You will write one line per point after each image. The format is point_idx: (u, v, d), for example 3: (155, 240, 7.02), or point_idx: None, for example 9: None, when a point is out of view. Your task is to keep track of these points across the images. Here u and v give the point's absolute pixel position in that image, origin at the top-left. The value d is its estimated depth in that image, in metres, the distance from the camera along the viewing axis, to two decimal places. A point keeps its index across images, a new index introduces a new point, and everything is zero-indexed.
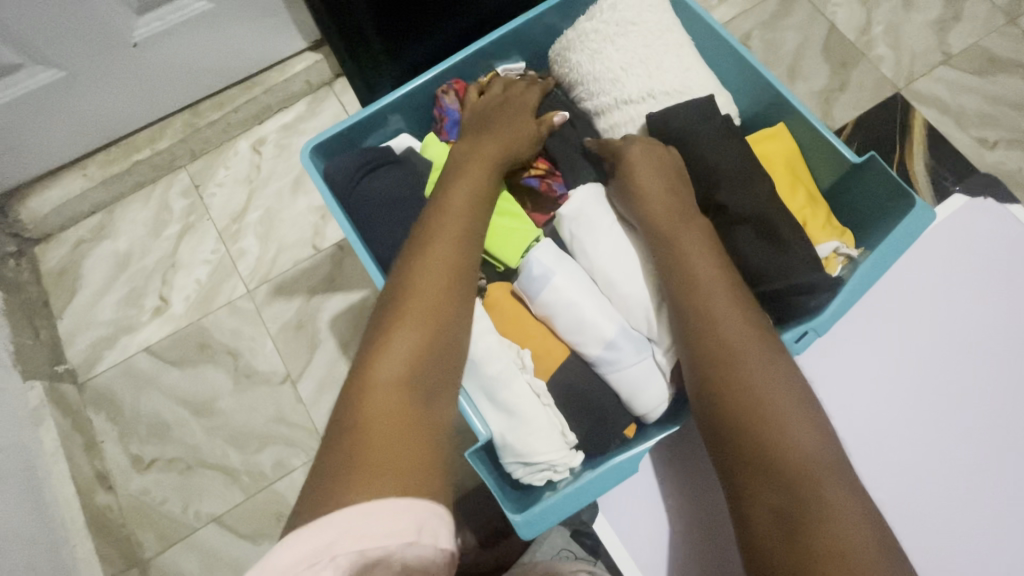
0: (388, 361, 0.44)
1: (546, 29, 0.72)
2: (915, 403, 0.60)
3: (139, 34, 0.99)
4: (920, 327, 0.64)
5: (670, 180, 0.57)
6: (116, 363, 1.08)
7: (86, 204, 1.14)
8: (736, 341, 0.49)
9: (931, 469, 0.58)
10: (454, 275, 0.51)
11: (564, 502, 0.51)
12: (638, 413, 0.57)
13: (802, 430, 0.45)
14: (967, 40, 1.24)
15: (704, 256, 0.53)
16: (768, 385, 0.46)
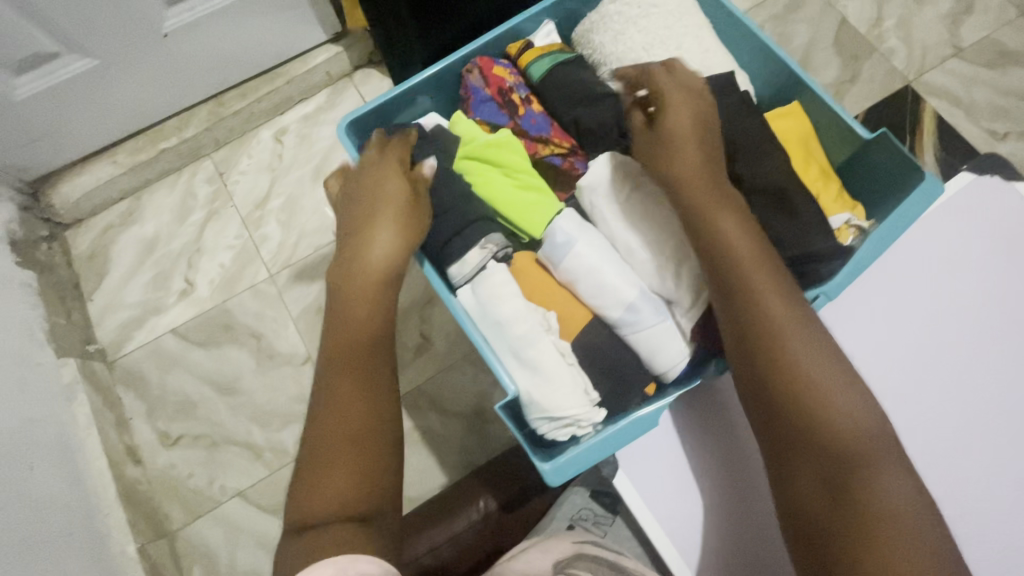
0: (324, 490, 0.45)
1: (569, 13, 0.73)
2: (937, 377, 0.61)
3: (169, 25, 1.03)
4: (947, 298, 0.63)
5: (707, 148, 0.56)
6: (145, 343, 1.13)
7: (115, 190, 1.19)
8: (781, 317, 0.50)
9: (955, 443, 0.59)
10: (368, 380, 0.51)
11: (588, 453, 0.55)
12: (658, 369, 0.60)
13: (847, 400, 0.47)
14: (979, 33, 1.25)
15: (743, 230, 0.53)
16: (814, 360, 0.48)
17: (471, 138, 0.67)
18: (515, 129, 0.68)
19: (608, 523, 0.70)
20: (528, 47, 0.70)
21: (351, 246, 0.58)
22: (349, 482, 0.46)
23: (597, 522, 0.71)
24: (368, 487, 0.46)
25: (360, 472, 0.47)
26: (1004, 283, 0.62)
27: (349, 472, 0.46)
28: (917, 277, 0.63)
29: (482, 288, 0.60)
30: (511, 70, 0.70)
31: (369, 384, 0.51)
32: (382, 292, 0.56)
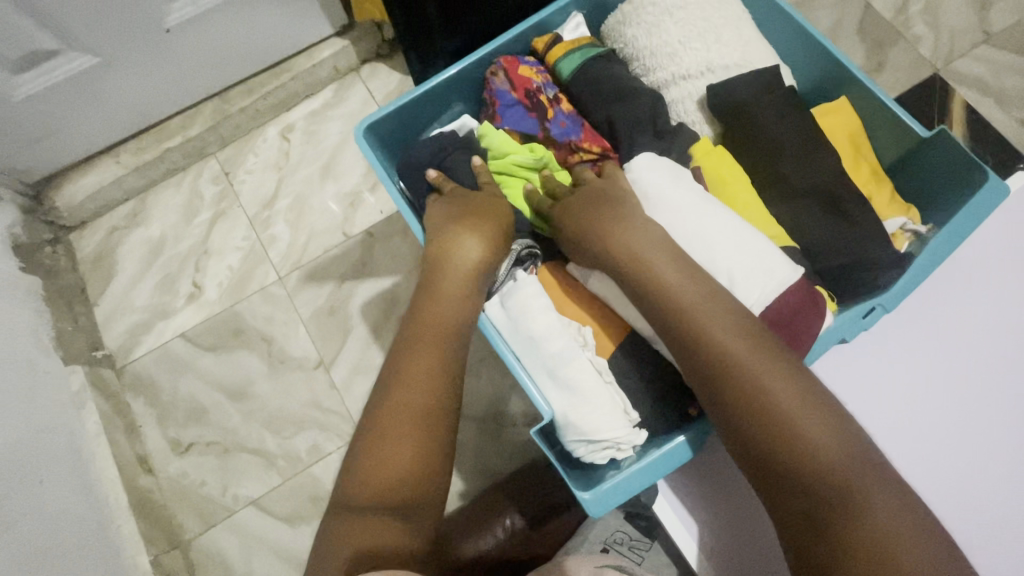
0: (382, 461, 0.48)
1: (597, 5, 0.69)
2: (991, 405, 0.55)
3: (172, 19, 0.99)
4: (998, 320, 0.57)
5: (619, 212, 0.55)
6: (154, 348, 1.10)
7: (119, 191, 1.16)
8: (735, 350, 0.47)
9: (1007, 481, 0.53)
10: (441, 369, 0.52)
11: (629, 480, 0.51)
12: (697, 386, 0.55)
13: (821, 429, 0.44)
14: (1010, 18, 1.20)
15: (680, 265, 0.51)
16: (778, 390, 0.46)
17: (503, 152, 0.63)
18: (545, 137, 0.64)
19: (646, 550, 0.63)
20: (556, 42, 0.66)
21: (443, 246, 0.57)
22: (405, 460, 0.48)
23: (633, 548, 0.63)
24: (421, 471, 0.49)
25: (417, 453, 0.49)
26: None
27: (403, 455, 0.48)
28: (960, 297, 0.59)
29: (512, 302, 0.57)
30: (538, 69, 0.65)
31: (443, 371, 0.52)
32: (470, 296, 0.56)
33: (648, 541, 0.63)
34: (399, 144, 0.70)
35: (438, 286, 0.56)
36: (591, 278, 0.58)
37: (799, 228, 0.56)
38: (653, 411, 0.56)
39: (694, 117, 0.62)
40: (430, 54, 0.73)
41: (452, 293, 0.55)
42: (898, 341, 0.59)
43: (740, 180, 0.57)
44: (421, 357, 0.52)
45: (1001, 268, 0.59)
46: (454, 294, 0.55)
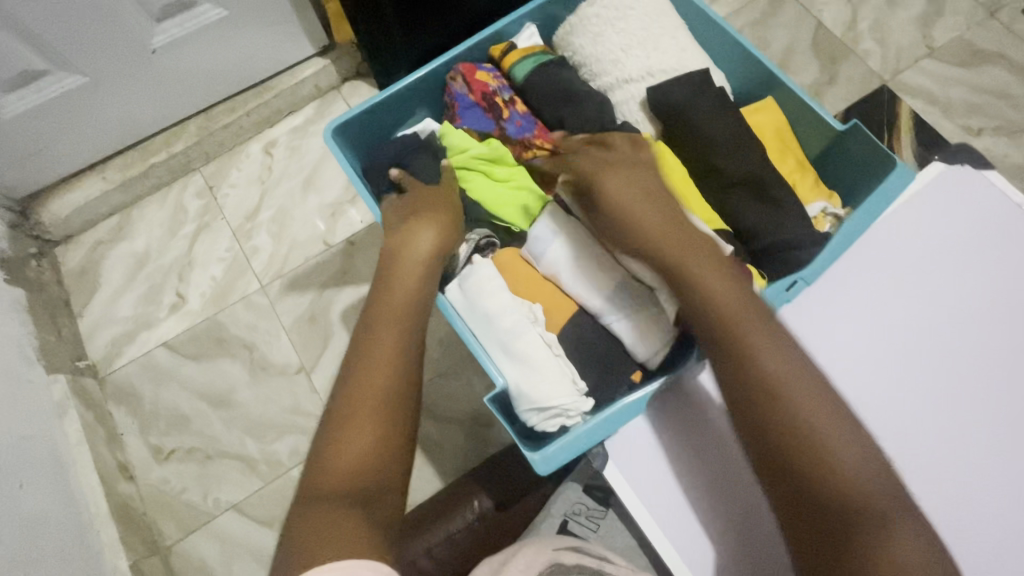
0: (343, 444, 0.47)
1: (550, 18, 0.75)
2: (928, 387, 0.57)
3: (158, 41, 1.04)
4: (923, 302, 0.59)
5: (653, 199, 0.56)
6: (137, 358, 1.12)
7: (105, 206, 1.19)
8: (750, 333, 0.48)
9: (953, 459, 0.55)
10: (403, 351, 0.53)
11: (576, 440, 0.54)
12: (640, 358, 0.60)
13: (828, 418, 0.45)
14: (950, 34, 1.29)
15: (705, 251, 0.52)
16: (787, 375, 0.46)
17: (462, 148, 0.66)
18: (501, 134, 0.69)
19: (601, 519, 0.68)
20: (512, 49, 0.70)
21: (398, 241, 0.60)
22: (369, 439, 0.47)
23: (590, 517, 0.68)
24: (384, 450, 0.47)
25: (380, 430, 0.48)
26: (980, 282, 0.59)
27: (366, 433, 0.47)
28: (886, 281, 0.61)
29: (469, 283, 0.61)
30: (494, 75, 0.70)
31: (400, 348, 0.53)
32: (424, 281, 0.58)
33: (603, 510, 0.68)
34: (363, 145, 0.73)
35: (393, 277, 0.58)
36: (541, 261, 0.62)
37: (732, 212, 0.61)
38: (601, 382, 0.60)
39: (638, 117, 0.67)
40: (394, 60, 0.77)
41: (407, 279, 0.58)
42: (834, 331, 0.60)
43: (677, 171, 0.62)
44: (380, 338, 0.53)
45: (923, 250, 0.61)
46: (406, 279, 0.58)
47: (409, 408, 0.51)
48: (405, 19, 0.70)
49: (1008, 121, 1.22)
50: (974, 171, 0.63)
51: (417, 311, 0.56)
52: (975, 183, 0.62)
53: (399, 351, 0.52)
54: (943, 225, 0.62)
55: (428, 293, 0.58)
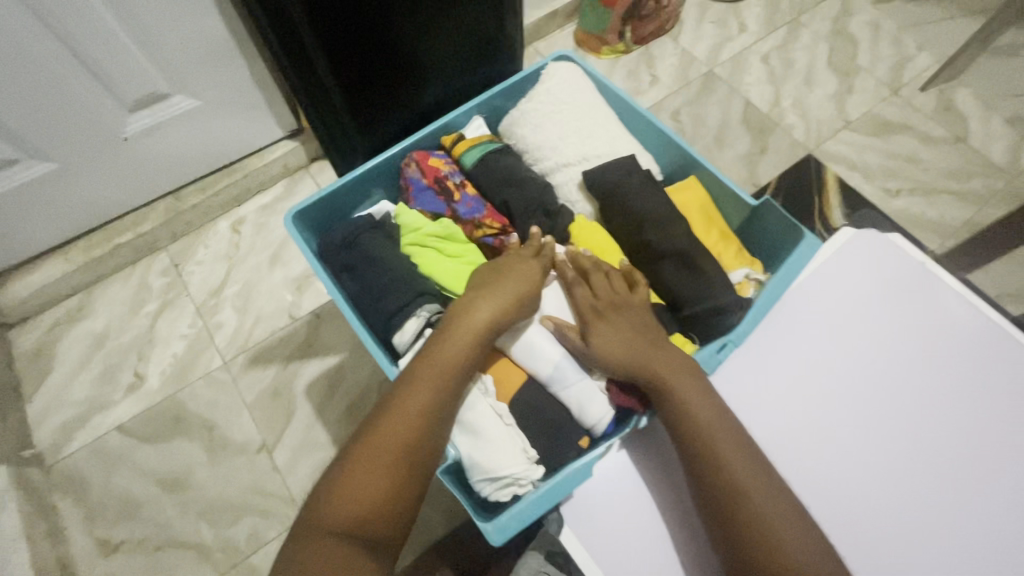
0: (351, 493, 0.50)
1: (495, 109, 0.83)
2: (849, 436, 0.61)
3: (130, 129, 1.08)
4: (842, 355, 0.65)
5: (638, 323, 0.62)
6: (87, 443, 1.08)
7: (65, 287, 1.18)
8: (709, 433, 0.54)
9: (873, 508, 0.59)
10: (433, 412, 0.54)
11: (527, 508, 0.55)
12: (588, 425, 0.62)
13: (775, 509, 0.51)
14: (862, 108, 1.45)
15: (674, 364, 0.58)
16: (743, 471, 0.53)
17: (416, 227, 0.68)
18: (453, 216, 0.72)
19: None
20: (460, 138, 0.77)
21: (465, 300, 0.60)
22: (378, 492, 0.50)
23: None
24: (387, 505, 0.50)
25: (391, 487, 0.51)
26: (890, 337, 0.65)
27: (378, 485, 0.50)
28: (807, 334, 0.66)
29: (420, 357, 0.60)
30: (446, 160, 0.76)
31: (431, 413, 0.54)
32: (477, 349, 0.58)
33: None
34: (320, 225, 0.75)
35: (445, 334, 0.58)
36: None
37: (661, 283, 0.68)
38: (549, 451, 0.61)
39: (576, 198, 0.74)
40: (348, 150, 0.82)
41: (459, 343, 0.57)
42: (763, 381, 0.64)
43: (611, 251, 0.69)
44: (413, 396, 0.54)
45: (838, 305, 0.67)
46: (460, 343, 0.57)
47: (425, 468, 0.53)
48: (359, 107, 0.75)
49: (920, 183, 1.36)
50: (876, 234, 0.70)
51: (460, 380, 0.56)
52: (881, 245, 0.69)
53: (428, 417, 0.54)
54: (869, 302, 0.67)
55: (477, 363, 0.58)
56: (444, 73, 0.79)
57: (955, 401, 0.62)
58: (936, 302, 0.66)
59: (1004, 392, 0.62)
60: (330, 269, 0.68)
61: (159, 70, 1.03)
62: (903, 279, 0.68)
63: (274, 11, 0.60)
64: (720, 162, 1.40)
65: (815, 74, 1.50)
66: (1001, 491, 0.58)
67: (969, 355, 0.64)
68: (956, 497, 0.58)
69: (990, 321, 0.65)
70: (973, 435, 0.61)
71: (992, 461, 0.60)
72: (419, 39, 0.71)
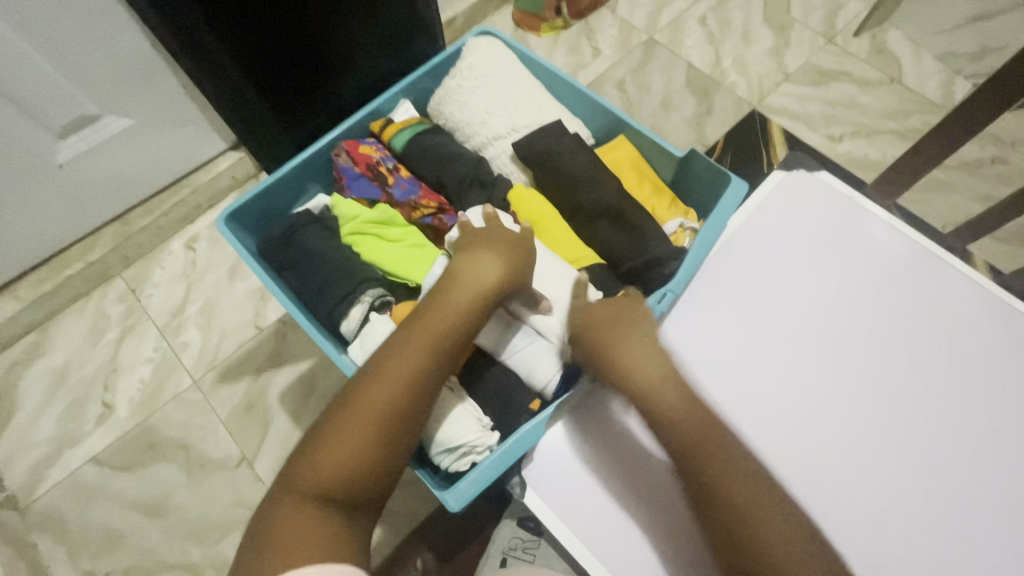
0: (325, 453, 0.49)
1: (423, 91, 0.83)
2: (804, 369, 0.65)
3: (63, 155, 1.05)
4: (790, 293, 0.69)
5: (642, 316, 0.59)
6: (62, 479, 1.06)
7: (19, 325, 1.15)
8: (654, 386, 0.53)
9: (838, 438, 0.62)
10: (415, 382, 0.52)
11: (488, 471, 0.57)
12: (538, 387, 0.64)
13: (731, 462, 0.49)
14: (800, 60, 1.48)
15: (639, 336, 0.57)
16: (687, 420, 0.51)
17: (353, 215, 0.68)
18: (389, 200, 0.73)
19: (536, 549, 0.70)
20: (387, 124, 0.77)
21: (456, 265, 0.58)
22: (352, 456, 0.49)
23: (525, 549, 0.70)
24: (362, 473, 0.49)
25: (366, 454, 0.49)
26: (832, 275, 0.69)
27: (352, 451, 0.49)
28: (755, 277, 0.70)
29: (369, 340, 0.60)
30: (377, 147, 0.76)
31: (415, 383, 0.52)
32: (467, 317, 0.55)
33: (537, 539, 0.71)
34: (254, 224, 0.75)
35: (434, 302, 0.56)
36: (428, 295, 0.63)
37: (600, 241, 0.70)
38: (502, 415, 0.65)
39: (511, 168, 0.76)
40: (277, 151, 0.80)
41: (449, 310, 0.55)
42: (717, 331, 0.68)
43: (553, 219, 0.70)
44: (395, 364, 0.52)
45: (782, 248, 0.70)
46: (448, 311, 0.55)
47: (405, 437, 0.51)
48: (279, 102, 0.73)
49: (861, 126, 1.39)
50: (807, 174, 0.74)
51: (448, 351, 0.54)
52: (813, 184, 0.73)
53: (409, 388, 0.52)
54: (808, 244, 0.71)
55: (465, 332, 0.55)
56: (365, 60, 0.78)
57: (896, 324, 0.66)
58: (868, 232, 0.71)
59: (936, 307, 0.67)
60: (272, 265, 0.67)
61: (84, 92, 1.00)
62: (832, 216, 0.72)
63: (166, 13, 0.57)
64: (667, 127, 1.42)
65: (752, 31, 1.53)
66: (948, 400, 0.63)
67: (902, 282, 0.68)
68: (907, 412, 0.63)
69: (917, 246, 0.69)
70: (913, 353, 0.65)
71: (933, 373, 0.64)
72: (335, 31, 0.70)
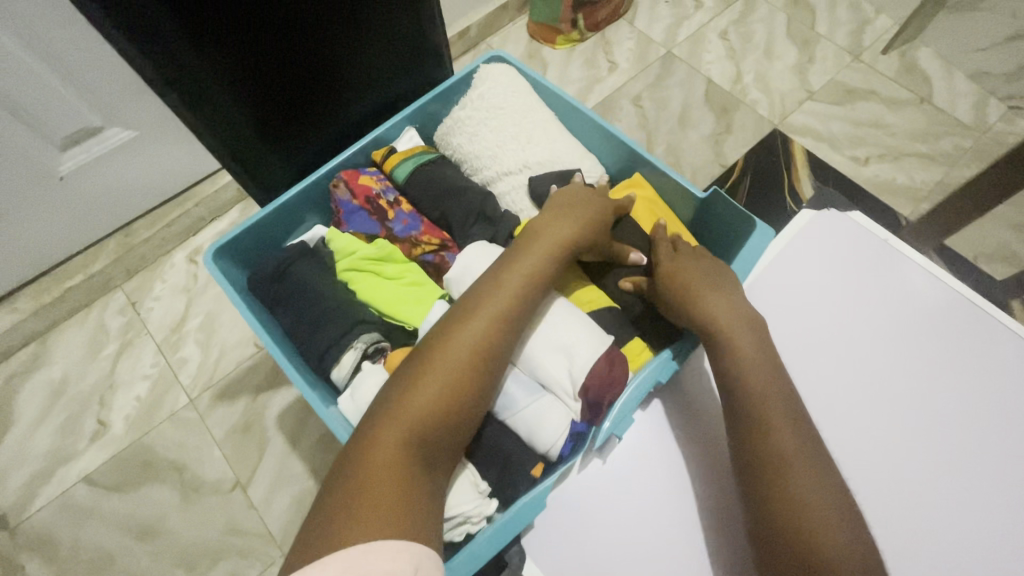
0: (412, 397, 0.49)
1: (430, 116, 0.81)
2: (838, 418, 0.60)
3: (65, 167, 1.03)
4: (825, 342, 0.64)
5: (707, 270, 0.62)
6: (54, 498, 1.04)
7: (18, 336, 1.13)
8: (758, 380, 0.54)
9: (887, 501, 0.56)
10: (498, 333, 0.53)
11: (483, 547, 0.53)
12: (542, 450, 0.59)
13: (811, 480, 0.49)
14: (824, 77, 1.42)
15: (712, 290, 0.60)
16: (782, 430, 0.51)
17: (349, 251, 0.64)
18: (388, 234, 0.69)
19: None
20: (392, 152, 0.74)
21: (538, 227, 0.60)
22: (439, 400, 0.49)
23: None
24: (448, 417, 0.49)
25: (450, 399, 0.49)
26: (867, 319, 0.65)
27: (437, 396, 0.49)
28: (785, 324, 0.65)
29: (360, 394, 0.55)
30: (378, 177, 0.73)
31: (499, 332, 0.53)
32: (546, 276, 0.57)
33: None
34: (247, 256, 0.71)
35: (514, 261, 0.57)
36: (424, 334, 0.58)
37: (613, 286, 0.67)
38: (502, 480, 0.59)
39: (522, 206, 0.71)
40: (273, 182, 0.75)
41: (528, 269, 0.56)
42: None
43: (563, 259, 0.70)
44: (480, 315, 0.53)
45: (811, 289, 0.67)
46: (528, 268, 0.56)
47: (486, 388, 0.52)
48: (274, 129, 0.69)
49: (889, 149, 1.33)
50: (838, 214, 0.70)
51: (527, 307, 0.55)
52: (842, 223, 0.69)
53: (494, 340, 0.52)
54: (840, 287, 0.67)
55: (541, 291, 0.56)
56: (369, 86, 0.75)
57: (938, 374, 0.61)
58: (904, 279, 0.66)
59: (978, 356, 0.62)
60: (263, 303, 0.64)
61: (89, 105, 0.98)
62: (863, 258, 0.68)
63: (150, 45, 0.52)
64: (684, 145, 1.36)
65: (775, 46, 1.47)
66: (1001, 458, 0.58)
67: (943, 327, 0.64)
68: (958, 477, 0.57)
69: (957, 291, 0.65)
70: (959, 406, 0.60)
71: (982, 428, 0.59)
72: (338, 51, 0.67)
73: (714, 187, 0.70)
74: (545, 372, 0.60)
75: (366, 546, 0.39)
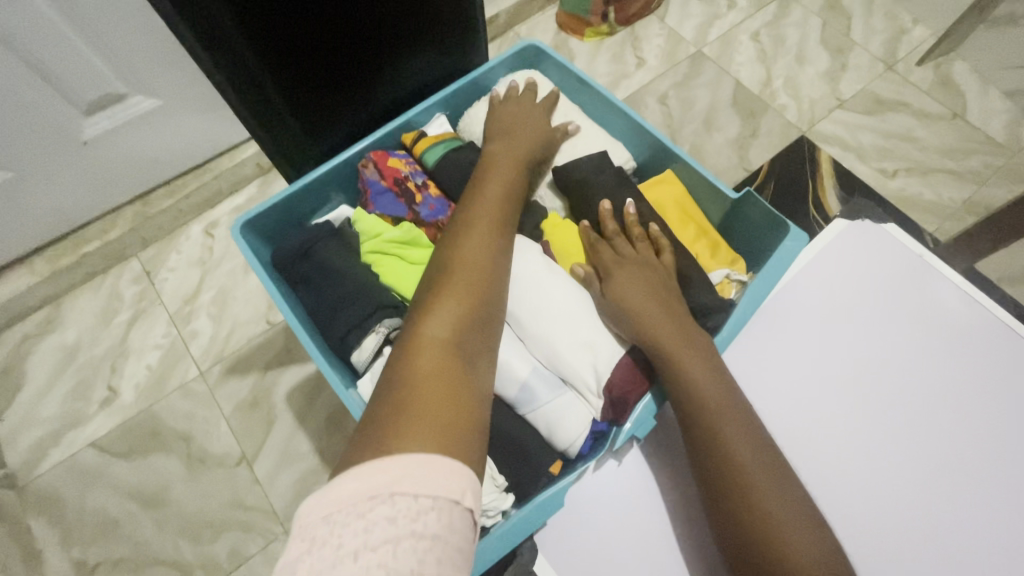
0: (433, 313, 0.48)
1: (457, 104, 0.83)
2: (852, 431, 0.60)
3: (89, 132, 1.02)
4: (842, 352, 0.63)
5: (648, 283, 0.60)
6: (63, 460, 1.05)
7: (33, 299, 1.14)
8: (714, 398, 0.52)
9: (892, 520, 0.56)
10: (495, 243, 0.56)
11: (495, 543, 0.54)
12: (561, 447, 0.59)
13: (777, 496, 0.48)
14: (856, 86, 1.39)
15: (643, 300, 0.58)
16: (740, 443, 0.50)
17: (375, 233, 0.64)
18: (414, 219, 0.70)
19: None
20: (422, 137, 0.74)
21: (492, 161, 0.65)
22: (460, 309, 0.49)
23: None
24: (475, 319, 0.49)
25: (470, 305, 0.49)
26: (891, 333, 0.64)
27: (456, 307, 0.49)
28: (805, 334, 0.65)
29: None
30: (406, 161, 0.72)
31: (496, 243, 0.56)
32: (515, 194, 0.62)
33: None
34: (271, 234, 0.72)
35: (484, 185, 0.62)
36: None
37: None
38: (520, 476, 0.59)
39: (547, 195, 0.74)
40: (301, 161, 0.75)
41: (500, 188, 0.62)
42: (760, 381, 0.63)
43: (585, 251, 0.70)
44: (475, 231, 0.56)
45: (834, 300, 0.66)
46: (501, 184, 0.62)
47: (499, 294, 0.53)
48: (305, 107, 0.68)
49: (917, 162, 1.31)
50: (874, 227, 0.69)
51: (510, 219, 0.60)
52: (877, 237, 0.68)
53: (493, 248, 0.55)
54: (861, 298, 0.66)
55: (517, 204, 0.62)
56: (402, 75, 0.75)
57: (959, 394, 0.60)
58: (935, 296, 0.65)
59: (1005, 382, 0.61)
60: (288, 280, 0.65)
61: (115, 71, 0.97)
62: (892, 273, 0.67)
63: (194, 13, 0.51)
64: (709, 147, 1.35)
65: (807, 51, 1.44)
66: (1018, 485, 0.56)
67: (971, 350, 0.62)
68: (957, 496, 0.56)
69: (991, 315, 0.63)
70: (979, 429, 0.59)
71: (1001, 455, 0.58)
72: (377, 35, 0.66)
73: (749, 188, 0.69)
74: (565, 369, 0.60)
75: (419, 455, 0.35)
